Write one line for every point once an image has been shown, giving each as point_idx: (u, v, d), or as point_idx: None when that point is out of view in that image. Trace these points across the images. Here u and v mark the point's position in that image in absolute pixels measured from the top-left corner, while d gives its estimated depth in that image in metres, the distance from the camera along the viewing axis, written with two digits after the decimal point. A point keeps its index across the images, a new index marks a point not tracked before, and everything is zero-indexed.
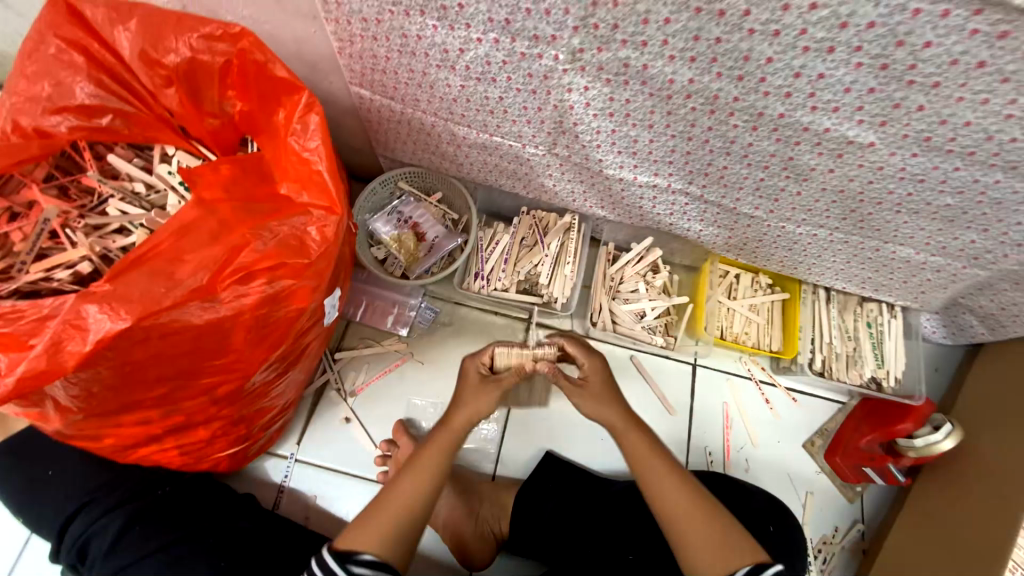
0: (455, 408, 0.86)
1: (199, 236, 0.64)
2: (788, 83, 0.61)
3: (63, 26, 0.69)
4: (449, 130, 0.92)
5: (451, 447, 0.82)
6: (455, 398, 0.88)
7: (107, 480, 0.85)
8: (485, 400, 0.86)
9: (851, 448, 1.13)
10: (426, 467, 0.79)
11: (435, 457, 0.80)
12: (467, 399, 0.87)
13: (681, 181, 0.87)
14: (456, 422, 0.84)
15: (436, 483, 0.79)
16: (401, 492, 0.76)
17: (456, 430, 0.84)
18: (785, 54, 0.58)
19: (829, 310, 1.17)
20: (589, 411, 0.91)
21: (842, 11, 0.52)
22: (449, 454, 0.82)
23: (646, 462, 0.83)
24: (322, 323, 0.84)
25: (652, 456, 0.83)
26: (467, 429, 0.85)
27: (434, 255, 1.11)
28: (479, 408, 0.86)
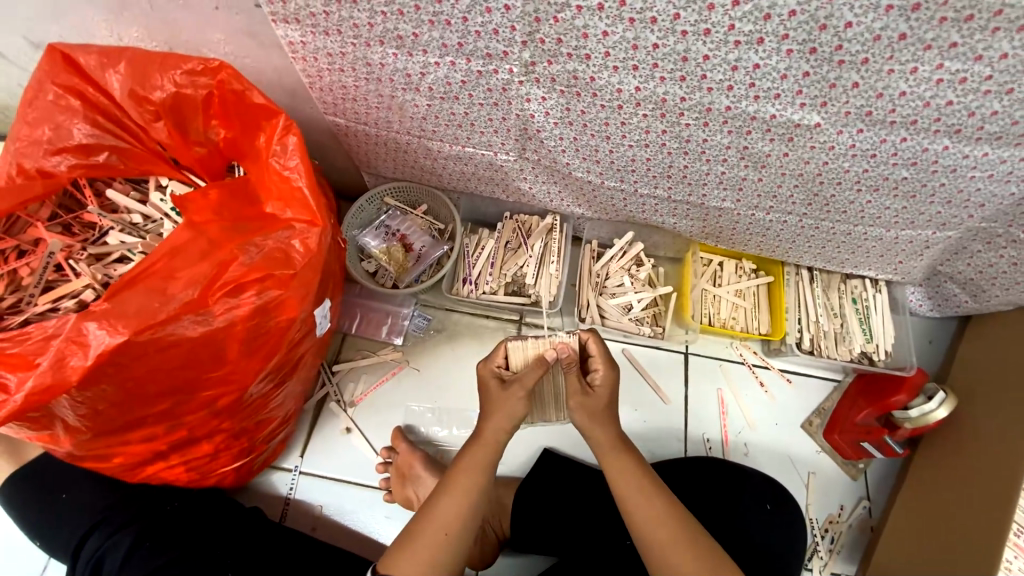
0: (484, 420, 0.85)
1: (189, 255, 0.69)
2: (727, 76, 0.65)
3: (60, 74, 0.75)
4: (423, 146, 0.97)
5: (485, 462, 0.82)
6: (483, 411, 0.87)
7: (118, 499, 0.89)
8: (513, 407, 0.84)
9: (847, 425, 1.14)
10: (462, 485, 0.79)
11: (474, 475, 0.80)
12: (490, 408, 0.85)
13: (648, 186, 0.92)
14: (484, 435, 0.83)
15: (475, 502, 0.79)
16: (440, 515, 0.77)
17: (490, 445, 0.83)
18: (719, 50, 0.62)
19: (813, 289, 1.18)
20: (582, 424, 0.87)
21: (763, 4, 0.56)
22: (489, 470, 0.82)
23: (633, 487, 0.83)
24: (314, 334, 0.88)
25: (636, 476, 0.83)
26: (499, 441, 0.84)
27: (422, 264, 1.15)
28: (510, 415, 0.84)
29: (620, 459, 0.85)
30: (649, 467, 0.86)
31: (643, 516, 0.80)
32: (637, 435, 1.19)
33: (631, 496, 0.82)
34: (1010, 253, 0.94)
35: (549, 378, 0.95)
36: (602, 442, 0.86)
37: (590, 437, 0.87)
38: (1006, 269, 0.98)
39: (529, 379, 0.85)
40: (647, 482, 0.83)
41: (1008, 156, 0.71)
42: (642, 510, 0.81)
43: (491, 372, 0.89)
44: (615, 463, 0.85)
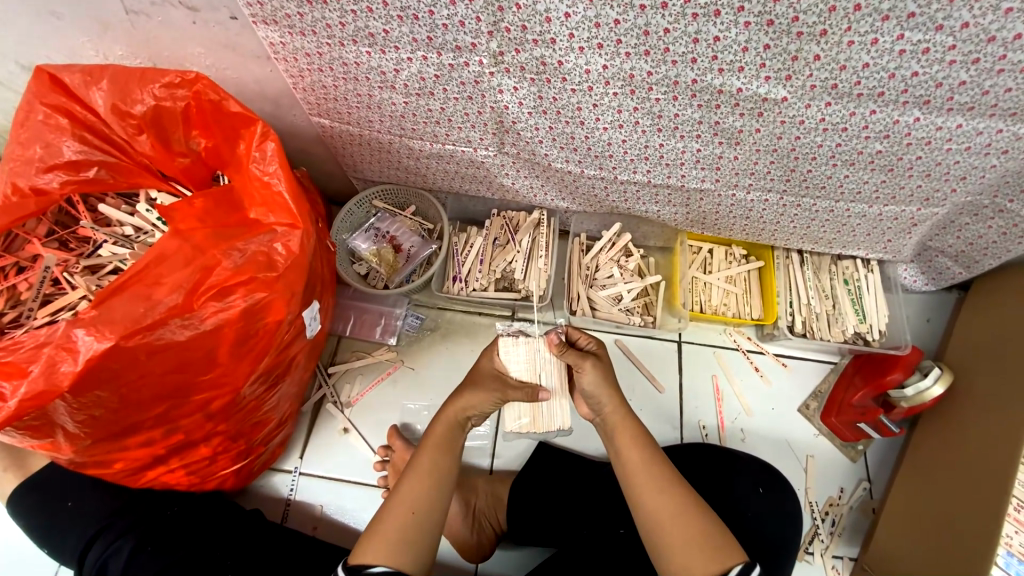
0: (450, 403, 0.90)
1: (174, 261, 0.71)
2: (690, 49, 0.66)
3: (47, 94, 0.78)
4: (405, 145, 0.99)
5: (448, 442, 0.86)
6: (456, 390, 0.91)
7: (120, 506, 0.91)
8: (475, 395, 0.88)
9: (845, 407, 1.13)
10: (426, 467, 0.82)
11: (435, 456, 0.84)
12: (459, 394, 0.89)
13: (627, 171, 0.93)
14: (450, 414, 0.88)
15: (440, 482, 0.82)
16: (405, 495, 0.79)
17: (448, 422, 0.88)
18: (679, 23, 0.63)
19: (804, 272, 1.18)
20: (591, 383, 0.87)
21: None
22: (451, 455, 0.85)
23: (645, 464, 0.82)
24: (304, 336, 0.90)
25: (647, 450, 0.83)
26: (461, 420, 0.89)
27: (412, 264, 1.17)
28: (476, 395, 0.88)
29: (624, 435, 0.86)
30: (658, 447, 0.85)
31: (646, 492, 0.79)
32: None
33: (637, 471, 0.82)
34: (999, 223, 0.94)
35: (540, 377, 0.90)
36: (609, 415, 0.88)
37: (600, 403, 0.88)
38: (996, 239, 0.97)
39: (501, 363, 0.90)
40: (655, 461, 0.82)
41: (983, 128, 0.73)
42: (647, 485, 0.80)
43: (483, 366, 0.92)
44: (627, 432, 0.86)
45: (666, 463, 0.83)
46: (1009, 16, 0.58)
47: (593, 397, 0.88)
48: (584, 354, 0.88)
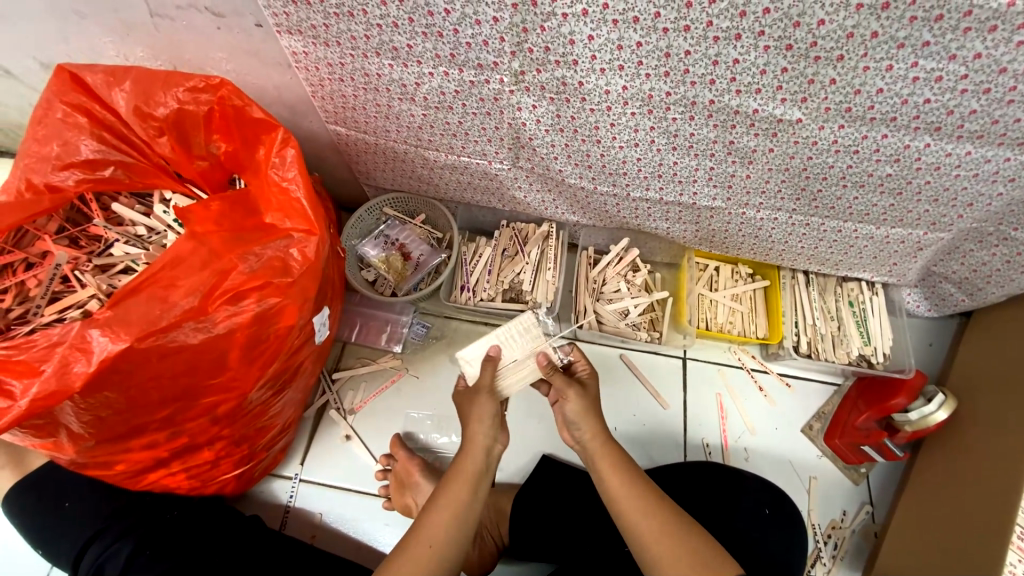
0: (469, 428, 0.87)
1: (190, 264, 0.71)
2: (709, 70, 0.68)
3: (68, 92, 0.78)
4: (420, 155, 1.00)
5: (474, 475, 0.83)
6: (466, 414, 0.88)
7: (119, 508, 0.90)
8: (483, 408, 0.86)
9: (848, 429, 1.13)
10: (451, 501, 0.80)
11: (458, 489, 0.81)
12: (468, 412, 0.88)
13: (640, 188, 0.94)
14: (472, 442, 0.85)
15: (467, 514, 0.80)
16: (427, 530, 0.78)
17: (474, 452, 0.85)
18: (700, 45, 0.64)
19: (809, 293, 1.19)
20: (575, 410, 0.87)
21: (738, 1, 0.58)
22: (474, 486, 0.83)
23: (628, 489, 0.81)
24: (313, 341, 0.90)
25: (629, 474, 0.82)
26: (488, 447, 0.85)
27: (421, 272, 1.17)
28: (483, 415, 0.86)
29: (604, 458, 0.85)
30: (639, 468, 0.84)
31: (633, 517, 0.79)
32: (636, 440, 1.18)
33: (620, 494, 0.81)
34: (1003, 251, 0.95)
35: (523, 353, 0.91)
36: (589, 442, 0.87)
37: (580, 430, 0.87)
38: (1000, 267, 0.98)
39: (485, 380, 0.87)
40: (635, 484, 0.81)
41: (991, 156, 0.74)
42: (633, 510, 0.79)
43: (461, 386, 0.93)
44: (608, 460, 0.84)
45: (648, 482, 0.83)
46: (1020, 49, 0.60)
47: (574, 424, 0.88)
48: (569, 381, 0.89)
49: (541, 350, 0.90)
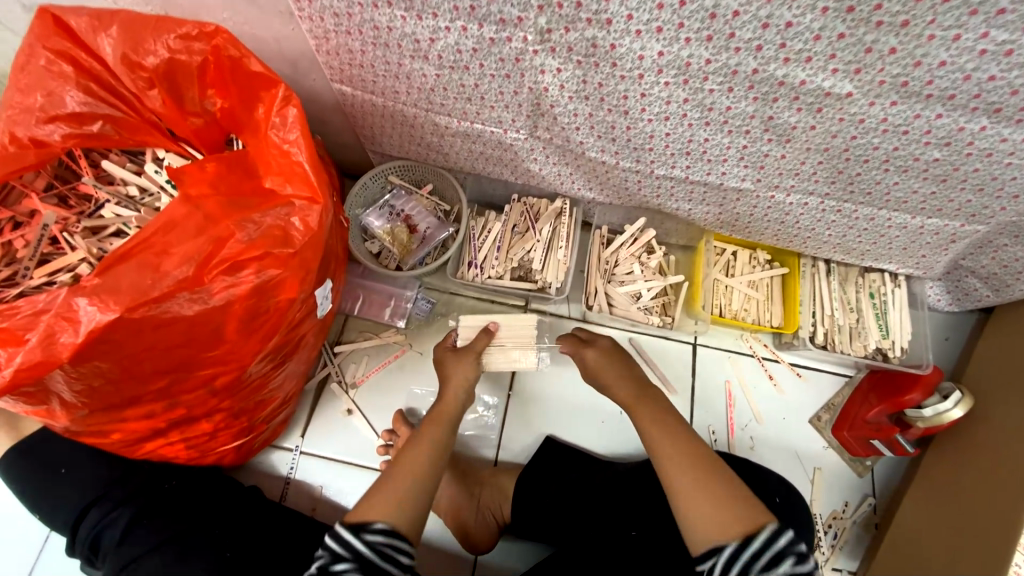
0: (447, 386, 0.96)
1: (184, 229, 0.66)
2: (757, 35, 0.61)
3: (50, 37, 0.72)
4: (431, 121, 0.94)
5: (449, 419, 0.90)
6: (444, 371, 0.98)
7: (117, 476, 0.88)
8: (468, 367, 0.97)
9: (858, 422, 1.11)
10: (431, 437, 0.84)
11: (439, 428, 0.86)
12: (450, 368, 0.97)
13: (665, 166, 0.88)
14: (452, 393, 0.94)
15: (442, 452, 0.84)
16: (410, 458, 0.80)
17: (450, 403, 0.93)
18: (750, 5, 0.57)
19: (828, 282, 1.15)
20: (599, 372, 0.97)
21: None
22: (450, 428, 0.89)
23: (663, 433, 0.82)
24: (315, 315, 0.86)
25: (662, 420, 0.84)
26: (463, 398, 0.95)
27: (427, 246, 1.13)
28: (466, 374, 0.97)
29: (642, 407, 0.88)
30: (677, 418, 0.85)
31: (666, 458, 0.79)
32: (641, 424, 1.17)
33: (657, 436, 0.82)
34: None
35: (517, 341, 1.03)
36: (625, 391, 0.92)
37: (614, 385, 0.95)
38: None
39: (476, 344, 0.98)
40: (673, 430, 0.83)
41: None
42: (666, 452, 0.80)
43: (446, 343, 1.03)
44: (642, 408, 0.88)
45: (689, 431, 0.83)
46: None
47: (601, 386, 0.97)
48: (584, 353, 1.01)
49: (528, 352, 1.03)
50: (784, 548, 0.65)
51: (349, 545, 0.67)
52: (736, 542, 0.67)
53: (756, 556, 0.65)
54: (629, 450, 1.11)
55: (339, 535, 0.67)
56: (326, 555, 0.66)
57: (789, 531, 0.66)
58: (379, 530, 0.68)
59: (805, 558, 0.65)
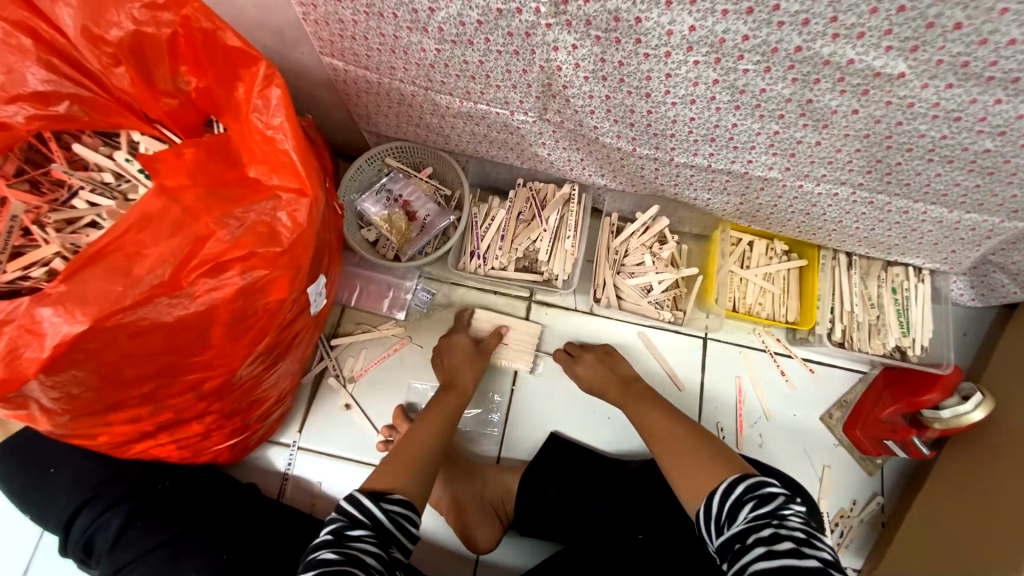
0: (455, 373, 1.04)
1: (160, 228, 0.60)
2: (806, 7, 0.53)
3: (5, 6, 0.64)
4: (430, 100, 0.86)
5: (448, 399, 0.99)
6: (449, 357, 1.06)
7: (107, 477, 0.86)
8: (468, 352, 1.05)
9: (871, 422, 1.08)
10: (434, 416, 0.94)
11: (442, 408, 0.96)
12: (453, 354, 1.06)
13: (685, 154, 0.81)
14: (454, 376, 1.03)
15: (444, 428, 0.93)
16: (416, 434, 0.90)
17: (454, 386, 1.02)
18: None
19: (849, 276, 1.09)
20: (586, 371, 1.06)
21: None
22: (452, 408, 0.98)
23: (654, 419, 0.93)
24: (309, 312, 0.81)
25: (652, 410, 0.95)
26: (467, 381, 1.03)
27: (427, 235, 1.07)
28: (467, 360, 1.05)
29: (637, 399, 0.98)
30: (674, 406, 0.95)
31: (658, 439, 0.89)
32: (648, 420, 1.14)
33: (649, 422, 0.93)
34: None
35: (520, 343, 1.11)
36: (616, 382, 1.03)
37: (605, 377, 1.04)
38: None
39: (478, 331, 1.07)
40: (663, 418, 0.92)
41: None
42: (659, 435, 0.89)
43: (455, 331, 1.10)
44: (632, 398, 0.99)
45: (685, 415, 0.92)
46: None
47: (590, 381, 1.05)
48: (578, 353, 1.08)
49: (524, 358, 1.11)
50: (744, 496, 0.71)
51: (369, 512, 0.72)
52: (706, 499, 0.76)
53: (721, 508, 0.73)
54: (635, 448, 1.08)
55: (356, 499, 0.72)
56: (344, 518, 0.70)
57: (748, 480, 0.73)
58: (396, 500, 0.75)
59: (767, 500, 0.70)
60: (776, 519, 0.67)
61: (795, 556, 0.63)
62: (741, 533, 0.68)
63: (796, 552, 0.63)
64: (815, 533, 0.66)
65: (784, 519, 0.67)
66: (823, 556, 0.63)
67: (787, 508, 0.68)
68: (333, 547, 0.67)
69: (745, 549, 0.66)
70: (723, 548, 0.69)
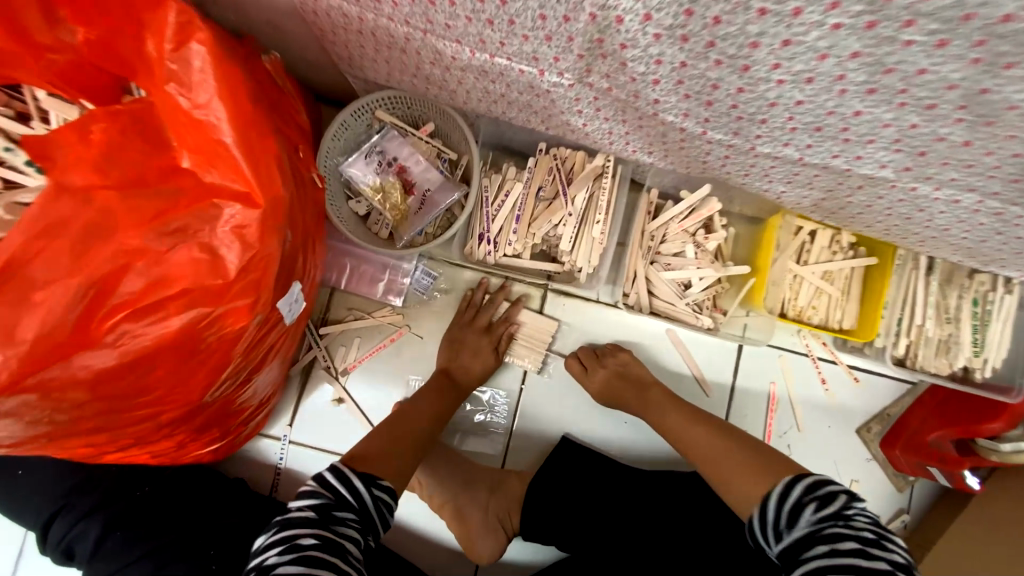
0: (463, 359, 0.95)
1: (66, 248, 0.49)
2: None
3: None
4: (430, 46, 0.63)
5: (441, 387, 0.92)
6: (458, 341, 0.96)
7: (79, 483, 0.81)
8: (477, 342, 0.96)
9: (915, 441, 0.98)
10: (432, 406, 0.89)
11: (435, 397, 0.90)
12: (463, 339, 0.96)
13: (771, 144, 0.60)
14: (462, 359, 0.95)
15: (434, 416, 0.88)
16: (411, 425, 0.84)
17: (454, 371, 0.95)
18: None
19: (927, 282, 0.92)
20: (597, 390, 0.95)
21: None
22: (448, 397, 0.92)
23: (686, 424, 0.85)
24: (283, 323, 0.68)
25: (676, 411, 0.88)
26: (474, 364, 0.95)
27: (428, 213, 0.88)
28: (479, 351, 0.96)
29: (661, 405, 0.90)
30: (702, 409, 0.88)
31: (693, 446, 0.82)
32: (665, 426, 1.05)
33: (676, 428, 0.86)
34: None
35: (530, 335, 1.00)
36: (637, 379, 0.94)
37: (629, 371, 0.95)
38: None
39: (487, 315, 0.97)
40: (694, 423, 0.85)
41: None
42: (695, 443, 0.82)
43: (465, 317, 0.98)
44: (652, 397, 0.92)
45: (719, 419, 0.85)
46: None
47: (601, 397, 0.96)
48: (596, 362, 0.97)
49: (537, 357, 1.00)
50: (802, 498, 0.64)
51: (357, 494, 0.66)
52: (760, 505, 0.68)
53: (777, 513, 0.65)
54: (649, 454, 1.01)
55: (345, 476, 0.66)
56: (329, 497, 0.64)
57: (804, 480, 0.66)
58: (383, 486, 0.70)
59: (830, 501, 0.63)
60: (842, 521, 0.60)
61: (862, 556, 0.57)
62: (802, 538, 0.62)
63: (866, 556, 0.57)
64: (884, 533, 0.59)
65: (850, 519, 0.61)
66: (895, 558, 0.57)
67: (851, 507, 0.62)
68: (315, 527, 0.60)
69: (807, 554, 0.60)
70: (783, 555, 0.62)
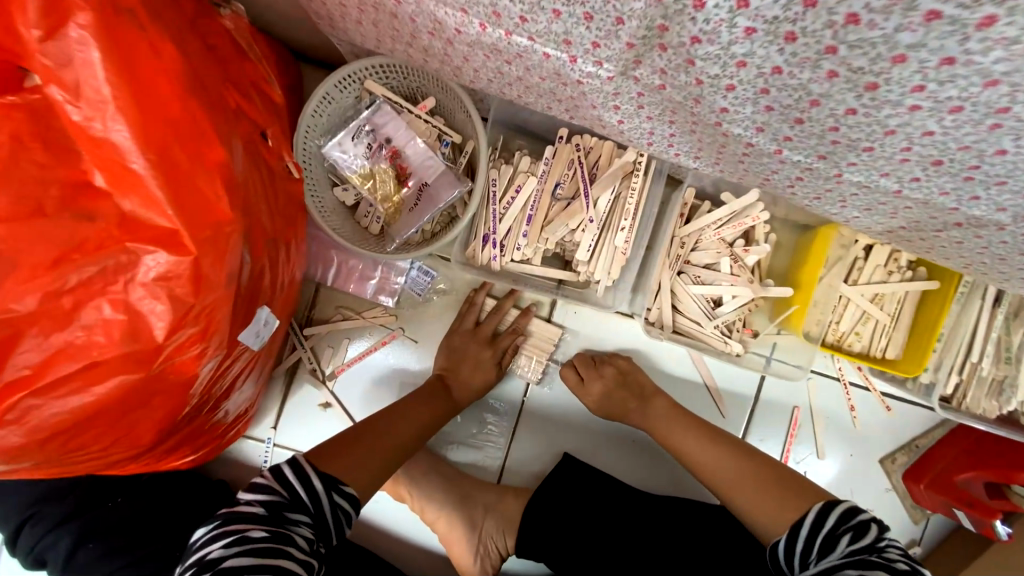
0: (461, 368, 0.86)
1: None
2: None
3: None
4: (427, 14, 0.48)
5: (436, 386, 0.84)
6: (455, 346, 0.87)
7: (43, 493, 0.75)
8: (479, 352, 0.87)
9: (942, 479, 0.90)
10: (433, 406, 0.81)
11: (426, 398, 0.81)
12: (462, 346, 0.87)
13: (863, 173, 0.47)
14: (456, 359, 0.86)
15: (427, 421, 0.79)
16: (405, 427, 0.76)
17: (450, 374, 0.86)
18: None
19: (993, 318, 0.80)
20: (597, 407, 0.87)
21: None
22: (443, 398, 0.83)
23: (698, 439, 0.78)
24: (249, 348, 0.59)
25: (686, 425, 0.80)
26: (473, 367, 0.87)
27: (425, 210, 0.75)
28: (480, 359, 0.87)
29: (668, 420, 0.82)
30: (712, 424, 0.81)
31: (709, 463, 0.75)
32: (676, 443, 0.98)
33: (686, 446, 0.79)
34: None
35: (536, 346, 0.91)
36: (643, 391, 0.86)
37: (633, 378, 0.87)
38: None
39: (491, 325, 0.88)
40: (705, 440, 0.78)
41: None
42: (710, 461, 0.75)
43: (467, 325, 0.89)
44: (659, 406, 0.84)
45: (732, 434, 0.79)
46: None
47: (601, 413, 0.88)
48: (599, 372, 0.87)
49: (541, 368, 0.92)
50: (836, 528, 0.60)
51: (316, 497, 0.60)
52: (791, 531, 0.63)
53: (807, 541, 0.61)
54: (654, 474, 0.95)
55: (304, 473, 0.60)
56: (286, 495, 0.58)
57: (837, 509, 0.62)
58: (346, 493, 0.63)
59: (864, 532, 0.59)
60: (876, 552, 0.56)
61: None
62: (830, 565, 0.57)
63: None
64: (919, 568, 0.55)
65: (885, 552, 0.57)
66: None
67: (886, 543, 0.58)
68: (266, 525, 0.55)
69: None
70: None
